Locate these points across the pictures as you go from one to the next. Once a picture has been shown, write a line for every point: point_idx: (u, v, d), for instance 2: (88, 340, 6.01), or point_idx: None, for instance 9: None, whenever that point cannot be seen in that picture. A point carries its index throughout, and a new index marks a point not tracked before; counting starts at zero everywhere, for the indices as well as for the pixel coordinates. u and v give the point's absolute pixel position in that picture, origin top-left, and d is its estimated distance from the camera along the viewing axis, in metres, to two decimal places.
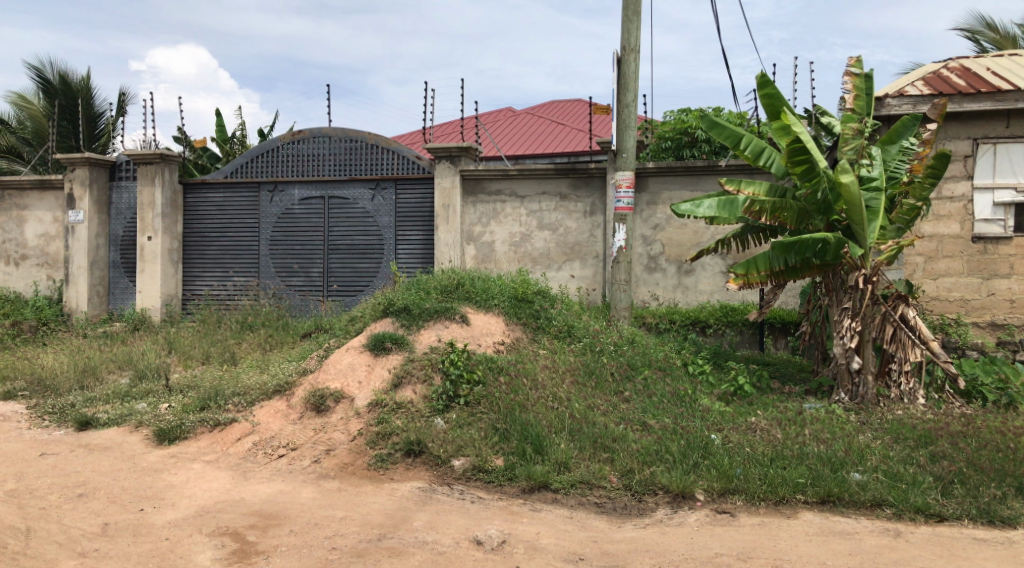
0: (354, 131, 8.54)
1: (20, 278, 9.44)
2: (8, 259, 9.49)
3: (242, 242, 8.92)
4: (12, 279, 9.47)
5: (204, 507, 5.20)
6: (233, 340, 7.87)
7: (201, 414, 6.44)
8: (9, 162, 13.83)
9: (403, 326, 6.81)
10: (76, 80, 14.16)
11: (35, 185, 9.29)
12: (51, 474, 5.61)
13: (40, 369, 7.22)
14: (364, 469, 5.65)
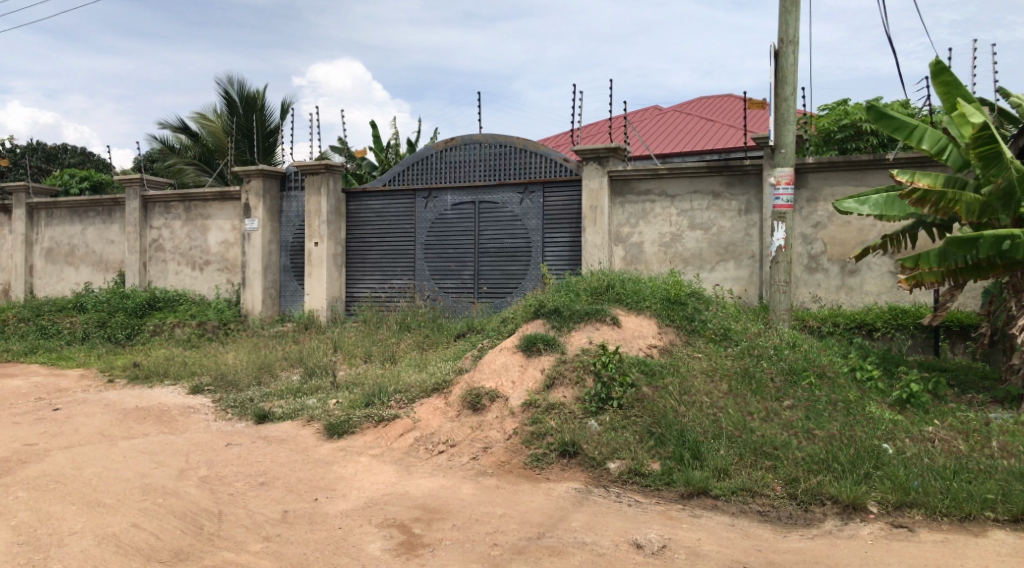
0: (503, 137, 8.72)
1: (204, 281, 10.29)
2: (194, 265, 10.36)
3: (398, 246, 9.32)
4: (197, 283, 10.33)
5: (373, 499, 5.48)
6: (392, 340, 8.23)
7: (367, 410, 6.78)
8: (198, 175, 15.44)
9: (554, 328, 6.86)
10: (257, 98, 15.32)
11: (216, 196, 10.12)
12: (237, 463, 6.08)
13: (222, 365, 7.85)
14: (521, 468, 5.76)
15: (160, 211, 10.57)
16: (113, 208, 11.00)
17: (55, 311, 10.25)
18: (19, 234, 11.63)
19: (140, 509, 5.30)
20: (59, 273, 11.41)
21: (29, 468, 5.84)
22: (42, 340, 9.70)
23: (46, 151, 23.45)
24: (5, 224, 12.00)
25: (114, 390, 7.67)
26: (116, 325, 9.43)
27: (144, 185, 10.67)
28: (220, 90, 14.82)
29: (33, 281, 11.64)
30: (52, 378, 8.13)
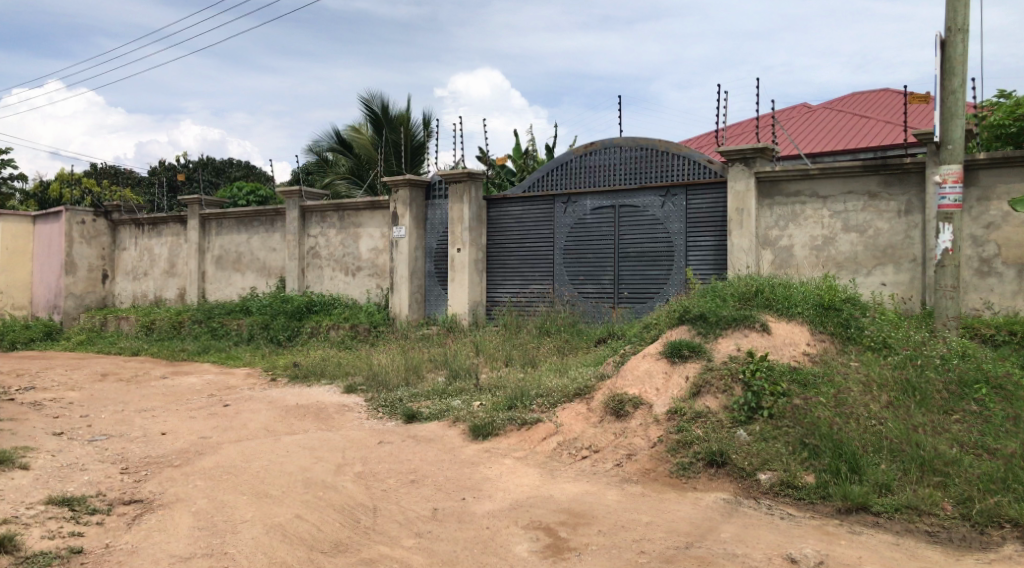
0: (644, 140, 8.66)
1: (356, 286, 10.80)
2: (347, 270, 10.90)
3: (538, 252, 9.43)
4: (350, 287, 10.86)
5: (518, 501, 5.58)
6: (533, 344, 8.34)
7: (510, 412, 6.90)
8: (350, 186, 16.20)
9: (700, 334, 6.73)
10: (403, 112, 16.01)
11: (367, 205, 10.62)
12: (388, 461, 6.35)
13: (373, 366, 8.22)
14: (666, 476, 5.69)
15: (317, 220, 11.20)
16: (274, 218, 11.77)
17: (224, 314, 11.09)
18: (193, 243, 12.65)
19: (303, 501, 5.64)
20: (227, 279, 12.32)
21: (205, 459, 6.34)
22: (213, 341, 10.53)
23: (215, 167, 25.46)
24: (180, 234, 13.10)
25: (276, 388, 8.21)
26: (277, 327, 10.10)
27: (302, 196, 11.35)
28: (369, 103, 15.65)
29: (204, 286, 12.63)
30: (222, 376, 8.79)
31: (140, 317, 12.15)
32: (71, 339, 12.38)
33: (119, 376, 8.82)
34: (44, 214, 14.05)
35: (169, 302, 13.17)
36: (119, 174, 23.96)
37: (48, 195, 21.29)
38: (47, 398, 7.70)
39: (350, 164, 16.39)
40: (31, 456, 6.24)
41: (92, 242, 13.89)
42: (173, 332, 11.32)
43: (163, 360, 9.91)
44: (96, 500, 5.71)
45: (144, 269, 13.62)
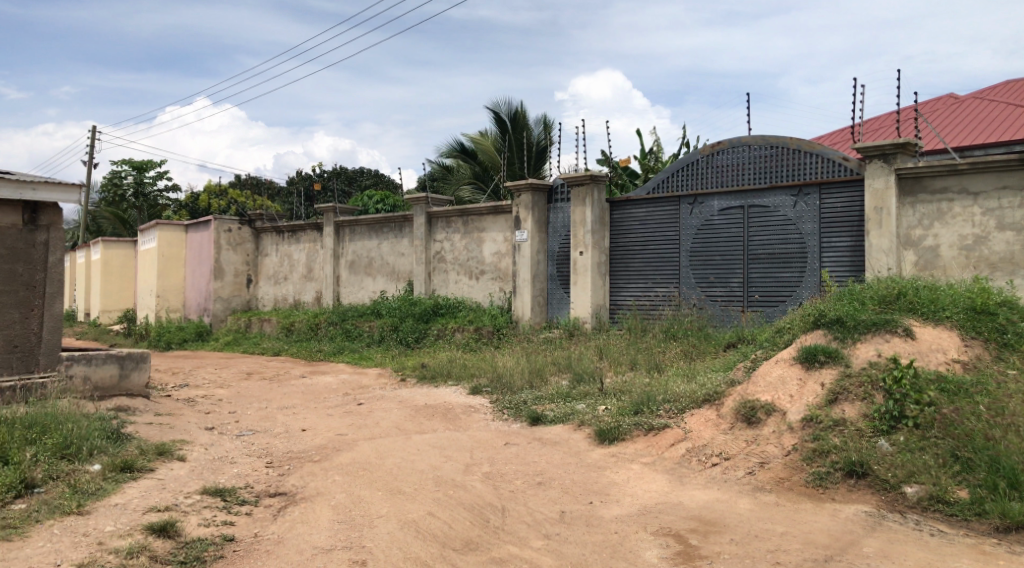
0: (773, 138, 8.40)
1: (480, 289, 11.00)
2: (471, 274, 11.12)
3: (663, 254, 9.32)
4: (474, 291, 11.08)
5: (646, 507, 5.52)
6: (658, 348, 8.25)
7: (636, 417, 6.85)
8: (474, 191, 16.46)
9: (836, 339, 6.46)
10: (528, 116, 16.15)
11: (490, 210, 10.82)
12: (515, 462, 6.44)
13: (498, 368, 8.36)
14: (802, 486, 5.49)
15: (442, 225, 11.50)
16: (403, 224, 12.17)
17: (357, 317, 11.57)
18: (328, 249, 13.26)
19: (434, 499, 5.80)
20: (359, 282, 12.83)
21: (342, 455, 6.63)
22: (347, 342, 11.03)
23: (346, 175, 26.67)
24: (316, 240, 13.76)
25: (406, 388, 8.49)
26: (405, 330, 10.52)
27: (429, 202, 11.69)
28: (495, 107, 15.96)
29: (338, 289, 13.22)
30: (356, 376, 9.17)
31: (280, 320, 12.86)
32: (220, 340, 13.34)
33: (263, 374, 9.37)
34: (196, 223, 15.11)
35: (306, 304, 13.87)
36: (261, 185, 25.54)
37: (197, 205, 22.95)
38: (200, 395, 8.29)
39: (473, 169, 16.75)
40: (187, 449, 6.73)
41: (237, 249, 14.80)
42: (310, 334, 11.92)
43: (302, 360, 10.48)
44: (245, 491, 6.09)
45: (284, 274, 14.38)
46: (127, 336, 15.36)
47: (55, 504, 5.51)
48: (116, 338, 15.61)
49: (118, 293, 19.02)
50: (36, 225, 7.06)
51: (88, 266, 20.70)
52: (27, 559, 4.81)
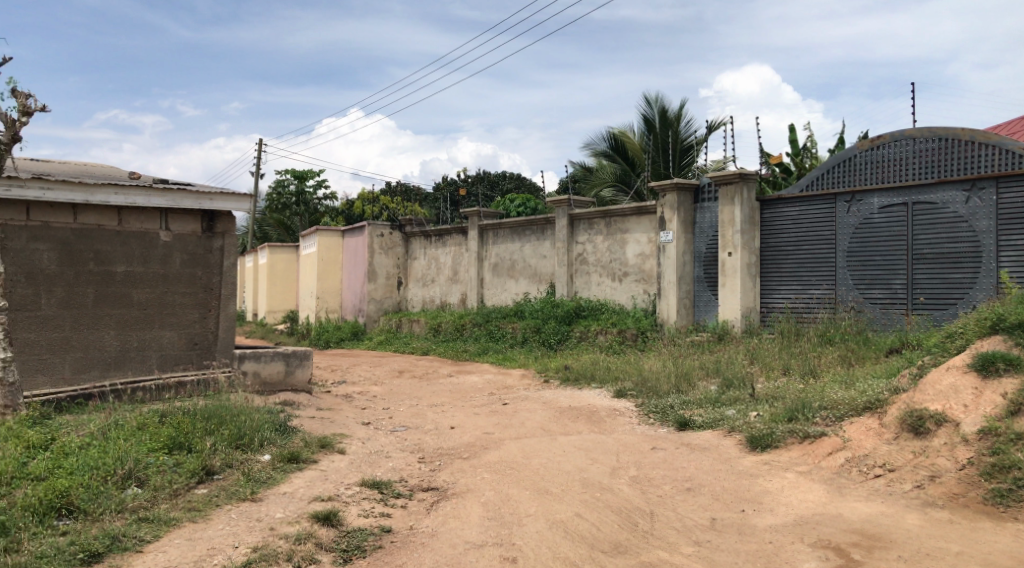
0: (942, 129, 7.88)
1: (623, 291, 10.94)
2: (614, 276, 11.08)
3: (819, 254, 8.93)
4: (618, 293, 11.03)
5: (803, 517, 5.31)
6: (814, 353, 7.90)
7: (790, 425, 6.60)
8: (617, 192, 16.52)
9: (1019, 346, 5.96)
10: (675, 113, 15.84)
11: (634, 211, 10.75)
12: (663, 467, 6.35)
13: (643, 371, 8.28)
14: (979, 503, 5.10)
15: (585, 227, 11.53)
16: (545, 226, 12.31)
17: (501, 318, 11.82)
18: (473, 252, 13.60)
19: (582, 500, 5.82)
20: (502, 284, 13.07)
21: (490, 454, 6.78)
22: (491, 343, 11.31)
23: (490, 180, 27.27)
24: (462, 243, 14.13)
25: (550, 390, 8.57)
26: (549, 332, 10.64)
27: (571, 204, 11.78)
28: (642, 105, 15.81)
29: (483, 291, 13.53)
30: (500, 376, 9.36)
31: (428, 320, 13.32)
32: (373, 339, 14.03)
33: (413, 373, 9.74)
34: (350, 228, 15.91)
35: (452, 306, 14.28)
36: (410, 191, 26.65)
37: (352, 211, 24.21)
38: (356, 391, 8.72)
39: (615, 170, 16.65)
40: (346, 442, 7.10)
41: (389, 253, 15.43)
42: (456, 334, 12.28)
43: (449, 360, 10.84)
44: (400, 485, 6.35)
45: (432, 276, 14.85)
46: (291, 334, 16.49)
47: (232, 490, 5.98)
48: (281, 337, 16.75)
49: (283, 294, 20.36)
50: (213, 232, 7.67)
51: (254, 269, 22.36)
52: (210, 540, 5.25)
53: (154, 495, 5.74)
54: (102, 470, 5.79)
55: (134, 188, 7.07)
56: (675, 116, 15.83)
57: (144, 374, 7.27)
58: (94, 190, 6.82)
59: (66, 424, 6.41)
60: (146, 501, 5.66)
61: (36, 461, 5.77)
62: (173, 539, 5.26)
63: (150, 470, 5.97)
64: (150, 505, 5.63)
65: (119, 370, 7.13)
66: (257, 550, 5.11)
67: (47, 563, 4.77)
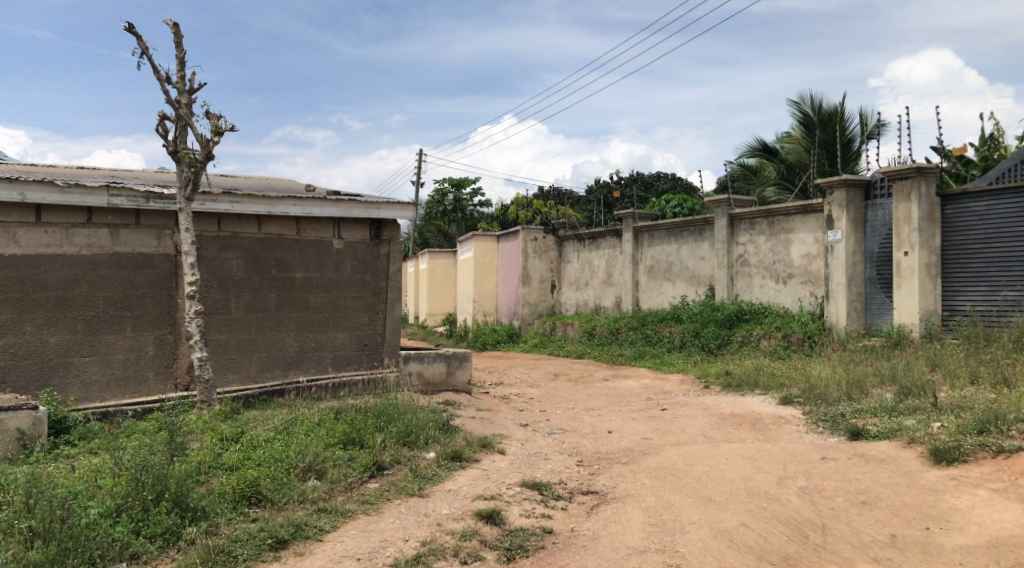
0: None
1: (788, 294, 10.51)
2: (778, 278, 10.67)
3: (1012, 253, 8.28)
4: (782, 295, 10.61)
5: (998, 538, 4.87)
6: (1007, 361, 7.26)
7: (981, 437, 6.08)
8: (780, 191, 16.01)
9: None
10: (833, 108, 14.99)
11: (799, 210, 10.31)
12: (836, 478, 6.04)
13: (811, 378, 7.91)
14: None
15: (746, 227, 11.19)
16: (703, 227, 12.04)
17: (657, 321, 11.69)
18: (628, 254, 13.53)
19: (748, 510, 5.63)
20: (658, 288, 12.91)
21: (650, 459, 6.70)
22: (648, 348, 11.22)
23: (643, 182, 27.06)
24: (616, 246, 14.06)
25: (711, 395, 8.36)
26: (708, 335, 10.42)
27: (730, 204, 11.46)
28: (796, 104, 15.17)
29: (638, 295, 13.41)
30: (658, 381, 9.23)
31: (582, 323, 13.38)
32: (527, 343, 14.17)
33: (569, 376, 9.80)
34: (505, 233, 16.28)
35: (607, 309, 14.23)
36: (563, 196, 26.88)
37: (507, 217, 24.76)
38: (514, 393, 8.89)
39: (778, 169, 16.18)
40: (506, 443, 7.25)
41: (543, 256, 15.62)
42: (611, 338, 12.29)
43: (605, 365, 10.84)
44: (559, 487, 6.41)
45: (586, 279, 14.87)
46: (450, 336, 17.06)
47: (401, 485, 6.26)
48: (440, 339, 17.43)
49: (442, 299, 21.10)
50: (380, 240, 8.09)
51: (416, 275, 23.39)
52: (383, 533, 5.52)
53: (332, 488, 6.11)
54: (286, 462, 6.23)
55: (311, 200, 7.56)
56: (834, 111, 14.97)
57: (320, 373, 7.80)
58: (276, 202, 7.35)
59: (254, 419, 6.96)
60: (324, 492, 6.03)
61: (229, 452, 6.31)
62: (349, 529, 5.58)
63: (327, 463, 6.36)
64: (328, 497, 5.99)
65: (299, 368, 7.67)
66: (426, 544, 5.33)
67: (241, 547, 5.19)
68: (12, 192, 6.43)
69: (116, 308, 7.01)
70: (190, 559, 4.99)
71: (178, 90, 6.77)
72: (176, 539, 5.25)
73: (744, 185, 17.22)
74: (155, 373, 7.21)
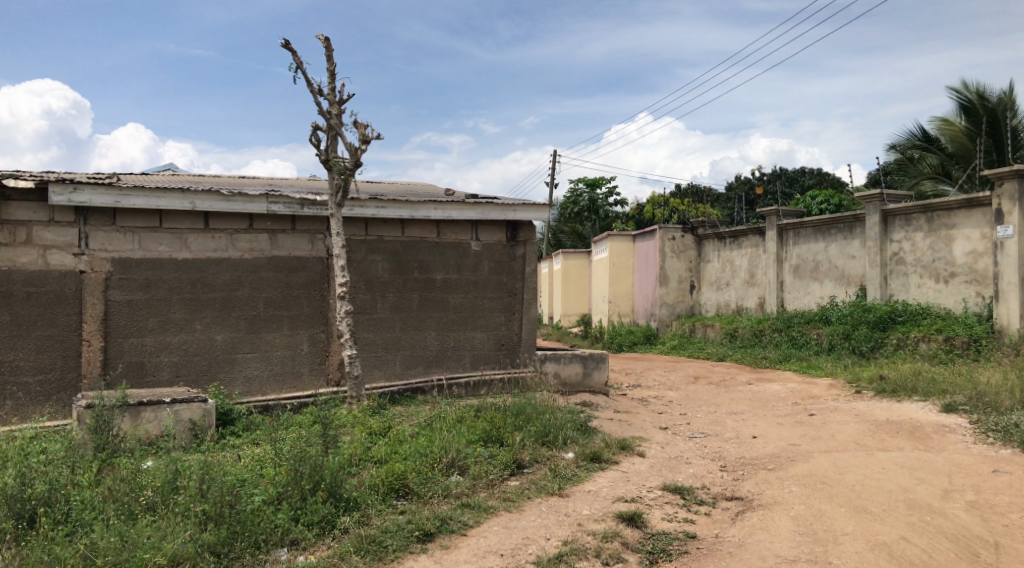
0: None
1: (951, 294, 9.82)
2: (938, 277, 9.99)
3: None
4: (943, 296, 9.92)
5: None
6: None
7: None
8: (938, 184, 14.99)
9: None
10: (999, 93, 13.85)
11: (963, 204, 9.63)
12: (1009, 493, 5.58)
13: (979, 385, 7.35)
14: None
15: (901, 223, 10.56)
16: (853, 224, 11.45)
17: (804, 323, 11.24)
18: (771, 253, 13.06)
19: (908, 523, 5.31)
20: (805, 288, 12.40)
21: (798, 466, 6.44)
22: (793, 350, 10.80)
23: (788, 177, 26.05)
24: (760, 244, 13.58)
25: (864, 401, 7.93)
26: (860, 338, 9.91)
27: (884, 199, 10.84)
28: (955, 91, 14.18)
29: (783, 295, 12.91)
30: (806, 385, 8.86)
31: (723, 325, 13.05)
32: (666, 344, 14.10)
33: (710, 379, 9.58)
34: (642, 233, 16.15)
35: (750, 310, 13.75)
36: (702, 194, 26.32)
37: (644, 217, 24.54)
38: (652, 396, 8.79)
39: (937, 161, 15.15)
40: (646, 445, 7.18)
41: (682, 256, 15.35)
42: (755, 340, 11.93)
43: (749, 368, 10.54)
44: (702, 492, 6.26)
45: (726, 279, 14.46)
46: (586, 337, 17.11)
47: (542, 484, 6.32)
48: (575, 339, 17.52)
49: (576, 299, 21.12)
50: (516, 241, 8.21)
51: (551, 275, 23.62)
52: (524, 530, 5.59)
53: (474, 484, 6.25)
54: (431, 457, 6.43)
55: (450, 203, 7.78)
56: (999, 97, 13.84)
57: (460, 371, 8.01)
58: (418, 206, 7.61)
59: (400, 415, 7.23)
60: (467, 488, 6.18)
61: (378, 446, 6.58)
62: (492, 525, 5.69)
63: (469, 459, 6.51)
64: (471, 493, 6.14)
65: (440, 366, 7.91)
66: (568, 544, 5.35)
67: (391, 537, 5.40)
68: (184, 201, 6.98)
69: (274, 308, 7.48)
70: (345, 547, 5.25)
71: (329, 101, 7.14)
72: (331, 527, 5.53)
73: (900, 179, 16.25)
74: (309, 369, 7.63)
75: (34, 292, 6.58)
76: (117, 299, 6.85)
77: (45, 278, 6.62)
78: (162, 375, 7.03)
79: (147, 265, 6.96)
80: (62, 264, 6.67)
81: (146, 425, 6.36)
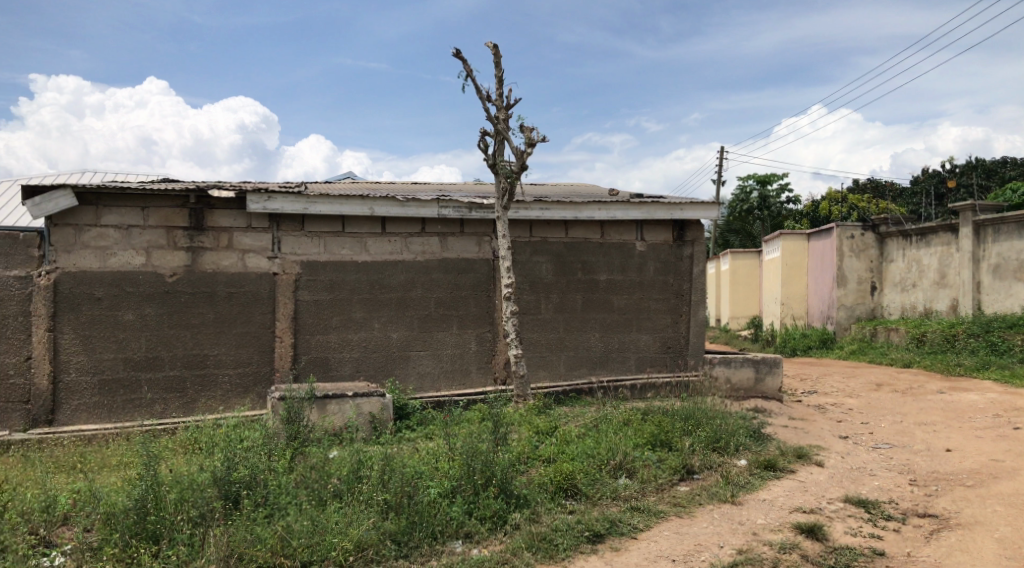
0: None
1: None
2: None
3: None
4: None
5: None
6: None
7: None
8: None
9: None
10: None
11: None
12: None
13: None
14: None
15: None
16: None
17: (1006, 328, 10.29)
18: (966, 252, 12.04)
19: None
20: (1007, 289, 11.35)
21: (1002, 485, 5.90)
22: (994, 358, 9.91)
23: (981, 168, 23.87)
24: (952, 242, 12.54)
25: None
26: None
27: None
28: None
29: (979, 297, 11.87)
30: (1009, 396, 8.09)
31: (910, 328, 12.17)
32: (844, 348, 13.45)
33: (895, 387, 8.97)
34: (818, 231, 15.42)
35: (940, 313, 12.76)
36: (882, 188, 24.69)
37: (818, 215, 23.39)
38: (830, 403, 8.35)
39: None
40: (825, 455, 6.83)
41: (862, 255, 14.46)
42: (946, 346, 11.06)
43: (940, 376, 9.77)
44: (890, 506, 5.86)
45: (912, 280, 13.49)
46: (755, 340, 16.55)
47: (713, 490, 6.16)
48: (744, 342, 16.98)
49: (744, 301, 20.48)
50: (683, 241, 8.07)
51: (717, 275, 23.05)
52: (696, 537, 5.46)
53: (643, 487, 6.19)
54: (599, 459, 6.42)
55: (615, 204, 7.73)
56: None
57: (625, 373, 7.97)
58: (583, 207, 7.63)
59: (565, 415, 7.29)
60: (636, 491, 6.13)
61: (545, 445, 6.65)
62: (662, 530, 5.61)
63: (637, 463, 6.44)
64: (640, 496, 6.08)
65: (604, 367, 7.91)
66: (744, 553, 5.18)
67: (561, 536, 5.45)
68: (363, 207, 7.36)
69: (444, 308, 7.76)
70: (517, 543, 5.34)
71: (497, 106, 7.31)
72: (503, 523, 5.65)
73: None
74: (477, 367, 7.86)
75: (234, 292, 7.18)
76: (305, 299, 7.35)
77: (243, 279, 7.21)
78: (344, 370, 7.47)
79: (330, 268, 7.43)
80: (258, 267, 7.24)
81: (331, 417, 6.79)
